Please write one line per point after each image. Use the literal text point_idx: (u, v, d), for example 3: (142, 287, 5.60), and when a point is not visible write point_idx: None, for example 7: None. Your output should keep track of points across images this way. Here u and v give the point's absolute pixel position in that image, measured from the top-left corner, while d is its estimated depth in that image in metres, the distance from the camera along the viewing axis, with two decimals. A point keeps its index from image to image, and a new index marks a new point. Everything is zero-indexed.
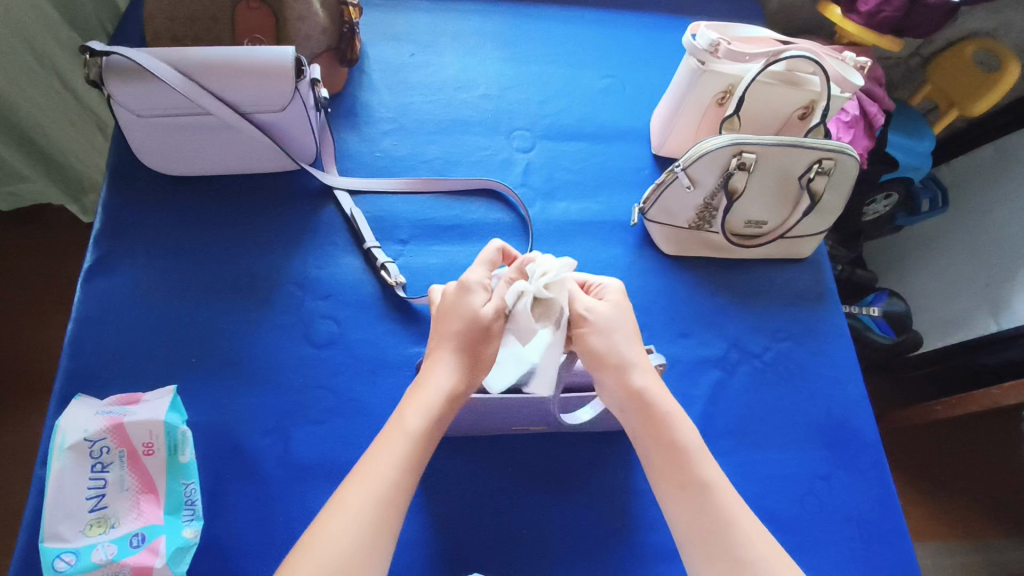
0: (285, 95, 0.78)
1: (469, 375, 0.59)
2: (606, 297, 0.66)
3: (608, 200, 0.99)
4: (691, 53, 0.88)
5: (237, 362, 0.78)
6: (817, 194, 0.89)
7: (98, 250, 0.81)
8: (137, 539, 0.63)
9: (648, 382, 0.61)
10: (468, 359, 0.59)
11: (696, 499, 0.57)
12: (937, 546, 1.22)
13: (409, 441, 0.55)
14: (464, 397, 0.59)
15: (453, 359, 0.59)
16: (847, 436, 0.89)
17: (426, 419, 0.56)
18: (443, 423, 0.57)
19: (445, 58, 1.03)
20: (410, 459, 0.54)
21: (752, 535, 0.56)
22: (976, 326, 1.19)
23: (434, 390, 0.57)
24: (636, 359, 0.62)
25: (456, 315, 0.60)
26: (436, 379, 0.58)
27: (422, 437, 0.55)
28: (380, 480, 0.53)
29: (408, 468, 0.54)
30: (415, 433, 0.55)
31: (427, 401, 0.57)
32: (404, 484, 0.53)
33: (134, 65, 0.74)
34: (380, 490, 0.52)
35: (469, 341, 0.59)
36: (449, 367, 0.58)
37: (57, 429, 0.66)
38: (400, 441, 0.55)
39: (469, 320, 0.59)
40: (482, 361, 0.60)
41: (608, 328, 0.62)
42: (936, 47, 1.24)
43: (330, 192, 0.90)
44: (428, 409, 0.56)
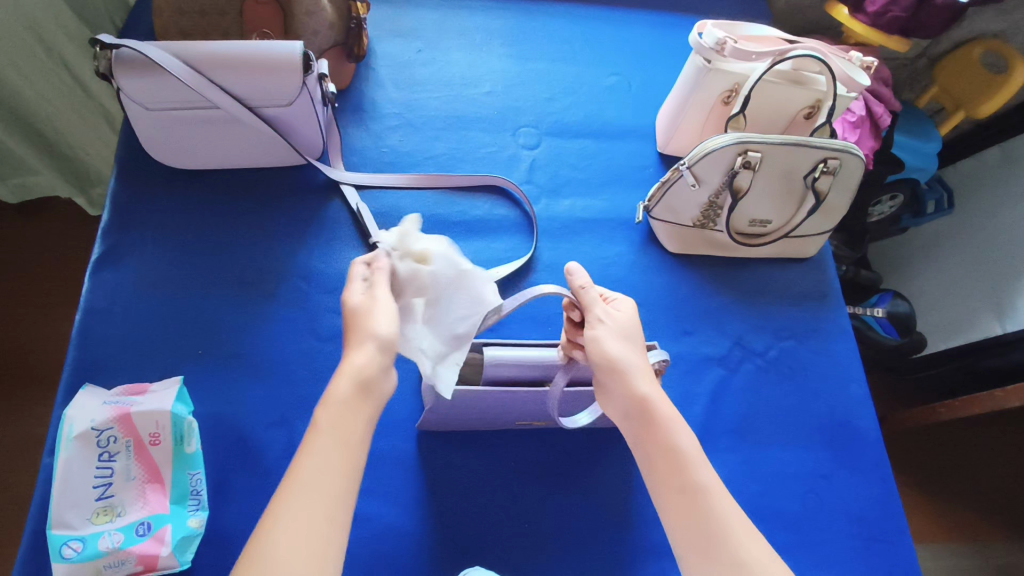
0: (293, 90, 0.79)
1: (387, 356, 0.54)
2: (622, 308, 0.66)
3: (613, 198, 0.99)
4: (697, 52, 0.88)
5: (242, 354, 0.78)
6: (822, 193, 0.90)
7: (106, 242, 0.81)
8: (143, 527, 0.64)
9: (653, 390, 0.61)
10: (381, 335, 0.54)
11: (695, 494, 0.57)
12: (938, 547, 1.22)
13: (329, 436, 0.50)
14: (384, 384, 0.54)
15: (367, 345, 0.54)
16: (848, 436, 0.89)
17: (342, 409, 0.51)
18: (365, 409, 0.52)
19: (452, 55, 1.03)
20: (336, 454, 0.50)
21: (749, 533, 0.55)
22: (981, 330, 1.19)
23: (351, 373, 0.52)
24: (639, 366, 0.61)
25: (355, 315, 0.56)
26: (354, 360, 0.53)
27: (344, 431, 0.51)
28: (309, 478, 0.48)
29: (337, 462, 0.50)
30: (332, 426, 0.51)
31: (342, 393, 0.52)
32: (338, 483, 0.49)
33: (143, 58, 0.75)
34: (314, 488, 0.48)
35: (375, 325, 0.55)
36: (362, 352, 0.54)
37: (65, 419, 0.67)
38: (320, 438, 0.50)
39: (365, 313, 0.55)
40: (391, 338, 0.55)
41: (620, 336, 0.63)
42: (944, 48, 1.23)
43: (336, 187, 0.90)
44: (341, 401, 0.52)
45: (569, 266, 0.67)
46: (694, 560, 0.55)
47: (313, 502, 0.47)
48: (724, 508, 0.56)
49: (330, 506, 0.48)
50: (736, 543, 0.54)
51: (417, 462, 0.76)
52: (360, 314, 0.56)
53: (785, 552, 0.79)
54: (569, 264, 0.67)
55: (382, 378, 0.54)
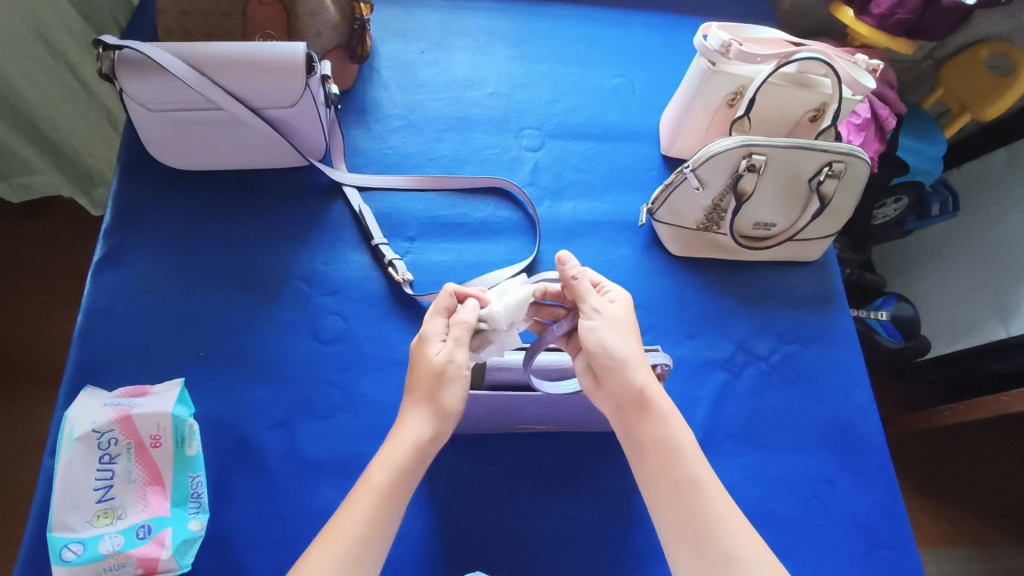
0: (296, 91, 0.79)
1: (441, 423, 0.58)
2: (618, 300, 0.65)
3: (616, 200, 0.99)
4: (702, 53, 0.88)
5: (244, 356, 0.78)
6: (828, 197, 0.89)
7: (107, 243, 0.81)
8: (143, 530, 0.64)
9: (649, 380, 0.61)
10: (435, 405, 0.58)
11: (690, 492, 0.57)
12: (943, 552, 1.21)
13: (375, 496, 0.54)
14: (435, 446, 0.58)
15: (422, 413, 0.58)
16: (853, 440, 0.88)
17: (393, 471, 0.55)
18: (413, 473, 0.56)
19: (455, 56, 1.03)
20: (376, 513, 0.54)
21: (742, 533, 0.55)
22: (986, 333, 1.18)
23: (402, 441, 0.57)
24: (636, 358, 0.61)
25: (425, 366, 0.59)
26: (407, 428, 0.57)
27: (387, 490, 0.55)
28: (347, 534, 0.52)
29: (375, 520, 0.54)
30: (382, 488, 0.55)
31: (393, 455, 0.56)
32: (372, 534, 0.53)
33: (145, 59, 0.74)
34: (351, 546, 0.52)
35: (442, 394, 0.58)
36: (422, 419, 0.58)
37: (66, 421, 0.67)
38: (365, 497, 0.54)
39: (438, 371, 0.59)
40: (452, 410, 0.58)
41: (617, 327, 0.62)
42: (949, 50, 1.23)
43: (339, 188, 0.90)
44: (393, 462, 0.56)
45: (561, 255, 0.65)
46: (688, 559, 0.55)
47: (348, 557, 0.51)
48: (716, 503, 0.57)
49: (364, 561, 0.52)
50: (724, 536, 0.55)
51: None
52: (430, 368, 0.59)
53: (788, 557, 0.78)
54: (559, 253, 0.65)
55: (434, 442, 0.58)
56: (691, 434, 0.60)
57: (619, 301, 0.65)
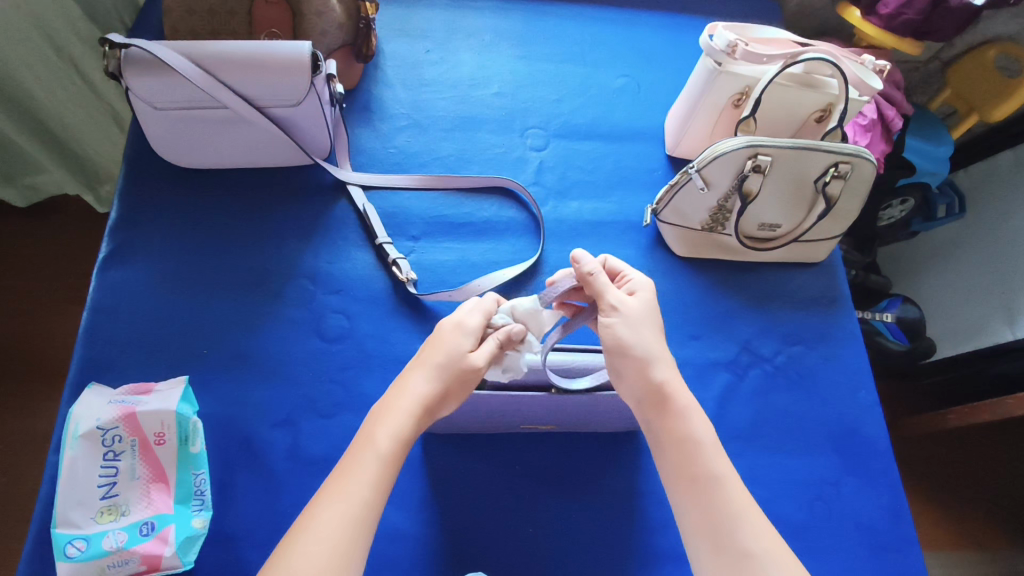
0: (300, 90, 0.79)
1: (447, 393, 0.57)
2: (638, 289, 0.65)
3: (621, 200, 0.98)
4: (707, 54, 0.87)
5: (248, 354, 0.78)
6: (833, 198, 0.88)
7: (113, 242, 0.81)
8: (147, 527, 0.64)
9: (669, 376, 0.60)
10: (447, 373, 0.57)
11: (703, 487, 0.56)
12: (948, 556, 1.21)
13: (380, 461, 0.52)
14: (433, 414, 0.57)
15: (433, 374, 0.57)
16: (858, 443, 0.88)
17: (398, 440, 0.53)
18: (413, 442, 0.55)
19: (460, 55, 1.03)
20: (381, 480, 0.52)
21: (761, 526, 0.55)
22: (992, 334, 1.18)
23: (410, 396, 0.55)
24: (658, 354, 0.61)
25: (451, 343, 0.58)
26: (414, 385, 0.56)
27: (389, 452, 0.53)
28: (354, 496, 0.50)
29: (379, 487, 0.51)
30: (387, 455, 0.52)
31: (396, 420, 0.54)
32: (371, 505, 0.50)
33: (152, 58, 0.75)
34: (355, 511, 0.50)
35: (460, 387, 0.58)
36: (434, 390, 0.56)
37: (70, 417, 0.67)
38: (371, 461, 0.52)
39: (471, 361, 0.58)
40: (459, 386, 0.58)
41: (638, 321, 0.62)
42: (957, 50, 1.22)
43: (343, 187, 0.90)
44: (398, 431, 0.53)
45: (574, 253, 0.65)
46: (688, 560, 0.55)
47: (352, 518, 0.49)
48: (733, 499, 0.56)
49: (361, 525, 0.49)
50: (740, 531, 0.54)
51: (422, 465, 0.76)
52: (462, 354, 0.58)
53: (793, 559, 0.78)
54: (575, 252, 0.65)
55: (433, 410, 0.57)
56: (710, 427, 0.60)
57: (640, 290, 0.65)
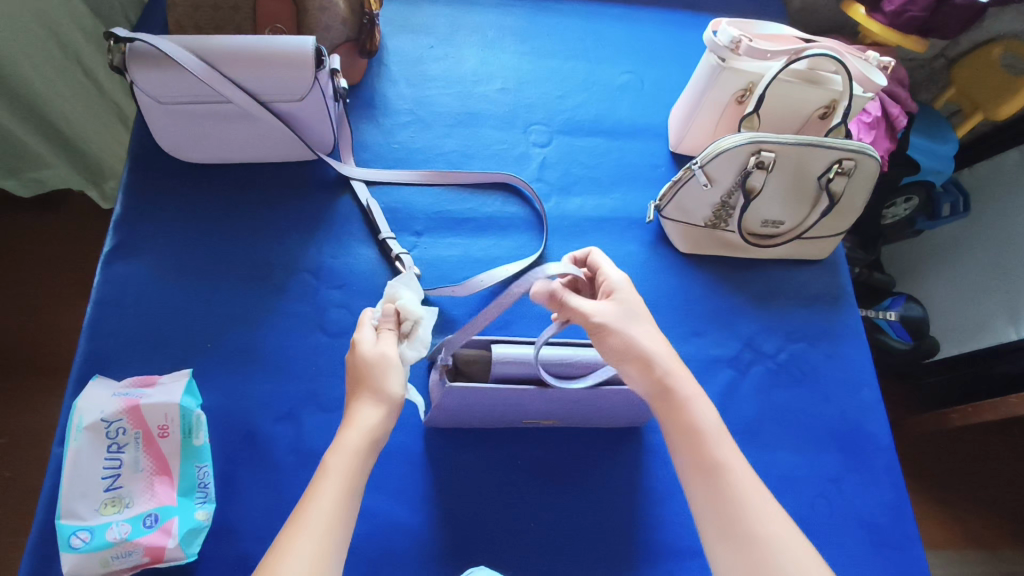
0: (303, 84, 0.79)
1: (389, 415, 0.56)
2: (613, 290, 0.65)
3: (624, 197, 0.98)
4: (711, 50, 0.87)
5: (251, 348, 0.78)
6: (836, 194, 0.89)
7: (117, 236, 0.82)
8: (150, 519, 0.64)
9: (671, 367, 0.61)
10: (383, 391, 0.56)
11: (709, 471, 0.56)
12: (951, 555, 1.20)
13: (337, 480, 0.52)
14: (386, 438, 0.57)
15: (376, 399, 0.56)
16: (860, 440, 0.88)
17: (350, 456, 0.53)
18: (371, 456, 0.55)
19: (464, 51, 1.03)
20: (343, 501, 0.51)
21: (770, 510, 0.55)
22: (995, 334, 1.17)
23: (359, 423, 0.55)
24: (659, 348, 0.62)
25: (365, 363, 0.57)
26: (362, 413, 0.56)
27: (348, 476, 0.53)
28: (315, 512, 0.50)
29: (342, 498, 0.52)
30: (339, 471, 0.53)
31: (350, 445, 0.54)
32: (338, 525, 0.50)
33: (156, 52, 0.75)
34: (320, 524, 0.50)
35: (382, 377, 0.57)
36: (373, 404, 0.56)
37: (75, 409, 0.67)
38: (327, 482, 0.52)
39: (368, 355, 0.58)
40: (396, 397, 0.57)
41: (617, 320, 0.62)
42: (962, 49, 1.21)
43: (346, 182, 0.90)
44: (348, 449, 0.54)
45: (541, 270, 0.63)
46: None
47: (319, 533, 0.49)
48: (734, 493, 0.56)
49: (332, 546, 0.49)
50: (756, 511, 0.54)
51: (424, 459, 0.76)
52: (360, 354, 0.58)
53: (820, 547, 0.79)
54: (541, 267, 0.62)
55: (383, 434, 0.56)
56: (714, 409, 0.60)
57: (616, 290, 0.64)
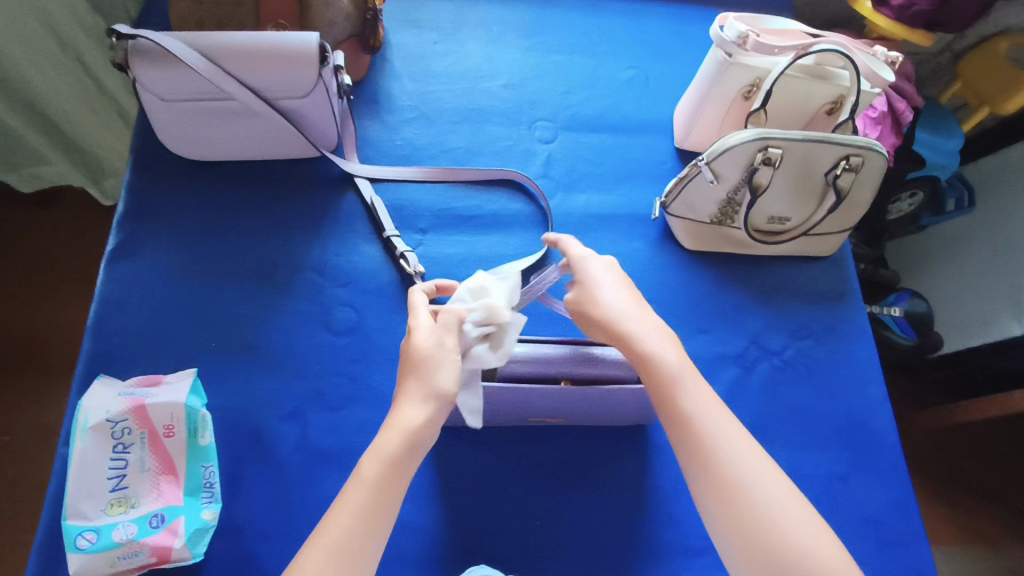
0: (308, 81, 0.78)
1: (437, 412, 0.54)
2: (574, 267, 0.66)
3: (629, 193, 0.98)
4: (718, 45, 0.87)
5: (256, 347, 0.78)
6: (844, 191, 0.87)
7: (121, 233, 0.81)
8: (157, 519, 0.64)
9: (639, 326, 0.60)
10: (433, 390, 0.55)
11: (672, 410, 0.57)
12: (955, 550, 1.20)
13: (365, 491, 0.51)
14: (432, 436, 0.55)
15: (419, 397, 0.54)
16: (865, 437, 0.87)
17: (382, 462, 0.52)
18: (407, 464, 0.52)
19: (468, 47, 1.02)
20: (369, 510, 0.50)
21: None
22: (1000, 329, 1.17)
23: (401, 425, 0.53)
24: (629, 309, 0.62)
25: (414, 359, 0.56)
26: (406, 413, 0.54)
27: (379, 484, 0.51)
28: (334, 530, 0.50)
29: (372, 518, 0.50)
30: (372, 481, 0.51)
31: (385, 450, 0.52)
32: (363, 536, 0.50)
33: (160, 49, 0.74)
34: (341, 543, 0.49)
35: (432, 371, 0.55)
36: (417, 401, 0.54)
37: (80, 409, 0.67)
38: (356, 492, 0.51)
39: (421, 346, 0.56)
40: (446, 392, 0.55)
41: (590, 290, 0.63)
42: (969, 42, 1.21)
43: (350, 179, 0.90)
44: (382, 453, 0.52)
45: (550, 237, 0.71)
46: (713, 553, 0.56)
47: (337, 554, 0.48)
48: None
49: (357, 561, 0.49)
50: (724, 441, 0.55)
51: (428, 458, 0.76)
52: (413, 345, 0.57)
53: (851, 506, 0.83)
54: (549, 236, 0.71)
55: (429, 434, 0.54)
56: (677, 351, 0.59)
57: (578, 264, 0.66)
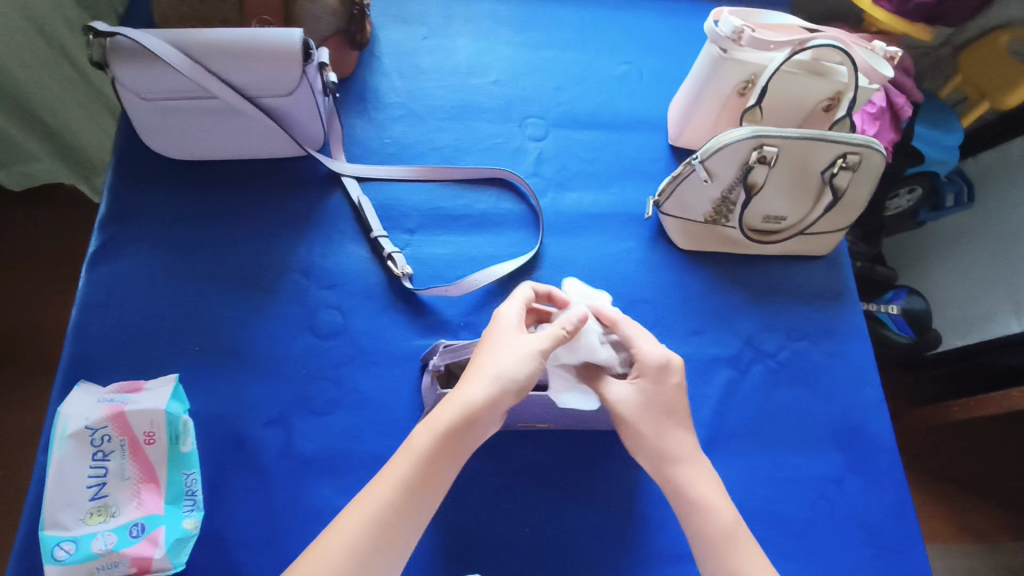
0: (292, 79, 0.76)
1: (503, 395, 0.57)
2: (643, 377, 0.63)
3: (622, 191, 0.96)
4: (713, 41, 0.85)
5: (240, 351, 0.76)
6: (841, 189, 0.85)
7: (102, 235, 0.80)
8: (137, 528, 0.63)
9: (683, 465, 0.61)
10: (500, 372, 0.57)
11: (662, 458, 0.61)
12: (951, 549, 1.20)
13: (414, 458, 0.55)
14: (492, 418, 0.57)
15: (486, 377, 0.57)
16: (860, 440, 0.86)
17: (434, 431, 0.55)
18: (459, 439, 0.55)
19: (458, 42, 1.00)
20: (412, 478, 0.54)
21: None
22: (999, 326, 1.16)
23: (461, 400, 0.56)
24: (681, 452, 0.62)
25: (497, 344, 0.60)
26: (469, 389, 0.57)
27: (430, 456, 0.55)
28: (378, 497, 0.53)
29: (413, 489, 0.54)
30: (423, 449, 0.55)
31: (441, 418, 0.56)
32: (402, 506, 0.53)
33: (139, 47, 0.72)
34: (379, 508, 0.53)
35: (508, 357, 0.58)
36: (482, 380, 0.57)
37: (58, 416, 0.65)
38: (407, 455, 0.55)
39: (508, 334, 0.61)
40: (518, 378, 0.57)
41: (638, 407, 0.63)
42: (970, 35, 1.19)
43: (337, 179, 0.88)
44: (437, 427, 0.55)
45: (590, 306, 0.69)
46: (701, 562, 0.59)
47: (371, 521, 0.52)
48: None
49: (389, 532, 0.52)
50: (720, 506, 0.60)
51: None
52: (502, 332, 0.61)
53: (845, 512, 0.82)
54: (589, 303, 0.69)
55: (490, 414, 0.57)
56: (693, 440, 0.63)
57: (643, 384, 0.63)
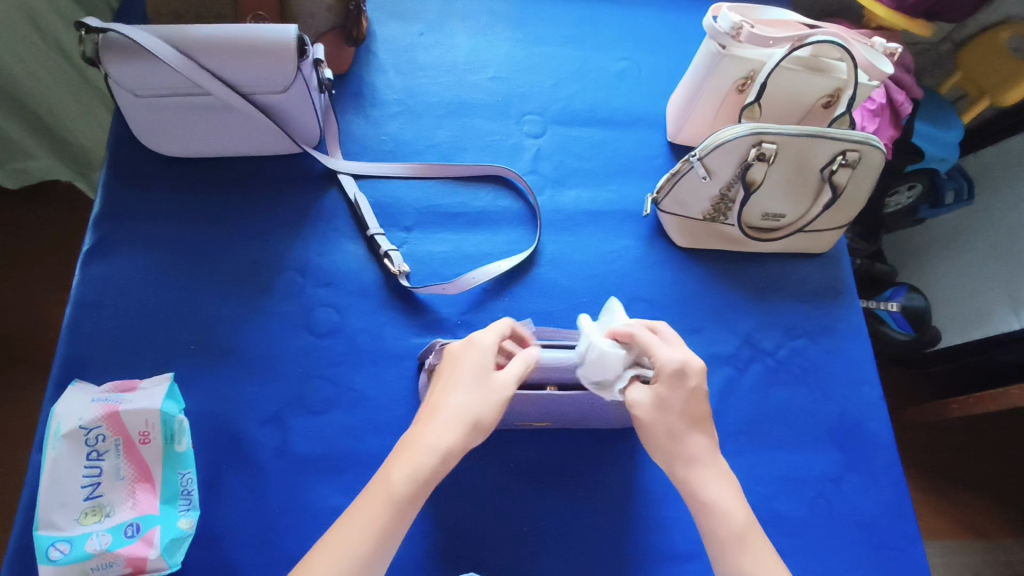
0: (287, 76, 0.76)
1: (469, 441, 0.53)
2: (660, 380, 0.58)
3: (620, 188, 0.96)
4: (711, 37, 0.84)
5: (236, 350, 0.76)
6: (840, 187, 0.85)
7: (96, 234, 0.79)
8: (132, 528, 0.63)
9: (695, 463, 0.57)
10: (471, 417, 0.53)
11: (671, 453, 0.57)
12: (949, 545, 1.20)
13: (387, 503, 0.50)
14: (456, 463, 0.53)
15: (454, 421, 0.53)
16: (859, 438, 0.86)
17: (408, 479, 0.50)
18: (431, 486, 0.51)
19: (455, 38, 0.99)
20: (387, 525, 0.49)
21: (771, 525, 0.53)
22: (999, 323, 1.15)
23: (429, 446, 0.51)
24: (697, 452, 0.57)
25: (467, 380, 0.55)
26: (436, 434, 0.52)
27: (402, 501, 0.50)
28: (354, 543, 0.48)
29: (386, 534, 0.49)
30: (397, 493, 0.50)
31: (410, 465, 0.51)
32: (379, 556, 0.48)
33: (131, 42, 0.71)
34: (352, 554, 0.48)
35: (478, 400, 0.54)
36: (449, 424, 0.53)
37: (52, 416, 0.65)
38: (378, 500, 0.50)
39: (480, 370, 0.56)
40: (484, 424, 0.54)
41: (655, 408, 0.58)
42: (970, 31, 1.18)
43: (334, 176, 0.87)
44: (412, 473, 0.50)
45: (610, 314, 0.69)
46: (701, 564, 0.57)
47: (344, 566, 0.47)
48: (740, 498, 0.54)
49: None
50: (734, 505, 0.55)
51: None
52: (471, 365, 0.57)
53: (843, 511, 0.81)
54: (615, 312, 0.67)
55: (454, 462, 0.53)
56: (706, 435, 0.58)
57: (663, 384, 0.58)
